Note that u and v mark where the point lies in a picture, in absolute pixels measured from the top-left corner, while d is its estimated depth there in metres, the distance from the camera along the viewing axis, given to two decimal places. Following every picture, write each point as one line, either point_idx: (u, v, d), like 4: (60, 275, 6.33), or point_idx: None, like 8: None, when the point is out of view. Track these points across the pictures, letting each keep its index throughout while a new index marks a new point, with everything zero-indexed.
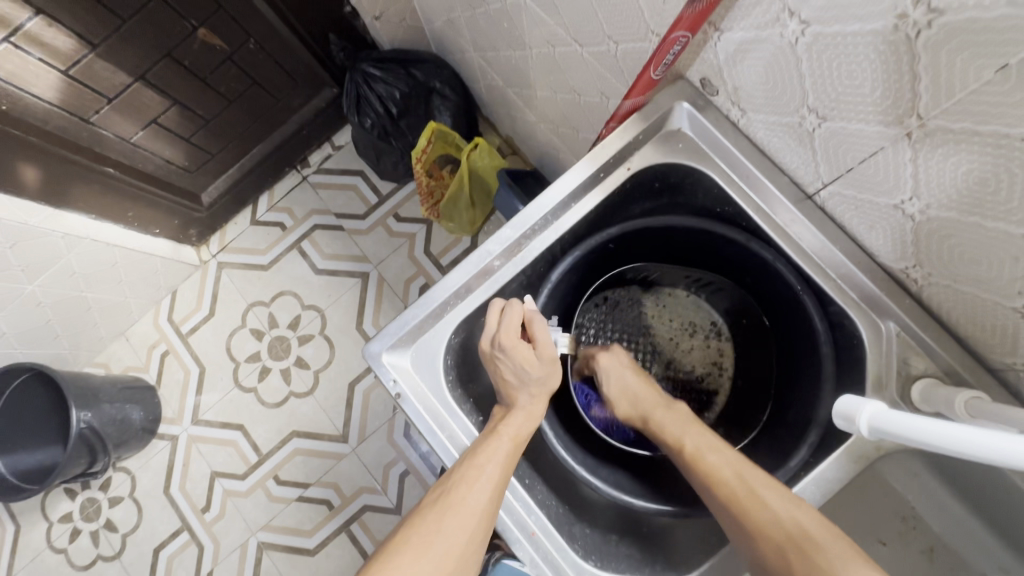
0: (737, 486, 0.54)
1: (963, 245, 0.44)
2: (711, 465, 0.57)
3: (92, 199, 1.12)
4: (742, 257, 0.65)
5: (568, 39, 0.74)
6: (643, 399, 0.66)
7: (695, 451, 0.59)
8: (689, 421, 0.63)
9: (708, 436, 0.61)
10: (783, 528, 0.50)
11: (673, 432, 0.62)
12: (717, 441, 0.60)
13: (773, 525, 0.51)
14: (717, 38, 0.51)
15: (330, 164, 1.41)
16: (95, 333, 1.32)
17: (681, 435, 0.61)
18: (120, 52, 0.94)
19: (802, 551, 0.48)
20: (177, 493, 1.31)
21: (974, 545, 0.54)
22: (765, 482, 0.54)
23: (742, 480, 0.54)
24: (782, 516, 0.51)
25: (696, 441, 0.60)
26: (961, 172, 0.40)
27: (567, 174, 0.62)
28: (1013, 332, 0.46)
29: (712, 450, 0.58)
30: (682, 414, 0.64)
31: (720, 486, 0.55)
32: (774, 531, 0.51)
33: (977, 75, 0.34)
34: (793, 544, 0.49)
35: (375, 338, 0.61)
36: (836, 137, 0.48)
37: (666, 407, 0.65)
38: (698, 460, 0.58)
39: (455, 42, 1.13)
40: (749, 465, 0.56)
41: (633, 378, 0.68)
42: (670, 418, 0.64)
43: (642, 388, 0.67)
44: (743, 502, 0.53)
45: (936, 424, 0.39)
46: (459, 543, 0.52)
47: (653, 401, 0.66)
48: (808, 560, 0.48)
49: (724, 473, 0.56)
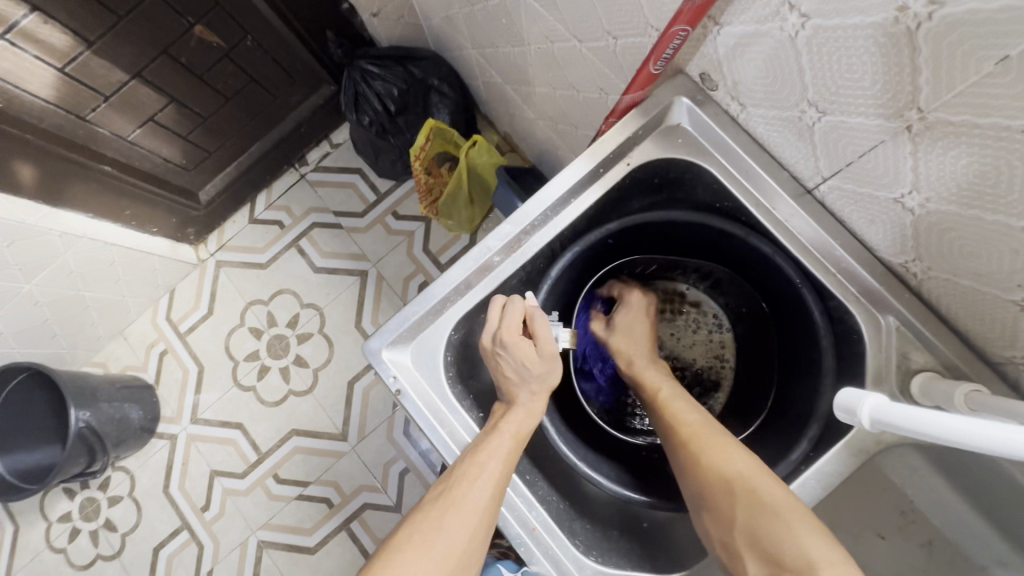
0: (698, 430, 0.59)
1: (963, 239, 0.44)
2: (678, 414, 0.62)
3: (89, 197, 1.11)
4: (742, 252, 0.65)
5: (566, 35, 0.74)
6: (637, 347, 0.71)
7: (665, 398, 0.64)
8: (667, 376, 0.68)
9: (679, 389, 0.66)
10: (734, 469, 0.53)
11: (650, 379, 0.67)
12: (686, 394, 0.65)
13: (725, 466, 0.54)
14: (716, 32, 0.51)
15: (328, 162, 1.41)
16: (93, 332, 1.32)
17: (659, 384, 0.66)
18: (117, 50, 0.94)
19: (746, 486, 0.52)
20: (176, 492, 1.31)
21: (974, 538, 0.54)
22: (723, 433, 0.58)
23: (702, 427, 0.59)
24: (733, 459, 0.54)
25: (671, 390, 0.65)
26: (962, 165, 0.40)
27: (567, 170, 0.62)
28: (1012, 325, 0.46)
29: (682, 401, 0.63)
30: (663, 370, 0.69)
31: (682, 429, 0.60)
32: (726, 470, 0.54)
33: (978, 67, 0.34)
34: (740, 481, 0.52)
35: (374, 335, 0.60)
36: (836, 131, 0.48)
37: (650, 360, 0.70)
38: (667, 405, 0.63)
39: (454, 39, 1.13)
40: (713, 421, 0.61)
41: (642, 325, 0.72)
42: (653, 368, 0.69)
43: (643, 338, 0.72)
44: (700, 442, 0.57)
45: (954, 420, 0.38)
46: (462, 540, 0.52)
47: (644, 351, 0.71)
48: (751, 493, 0.51)
49: (689, 419, 0.60)
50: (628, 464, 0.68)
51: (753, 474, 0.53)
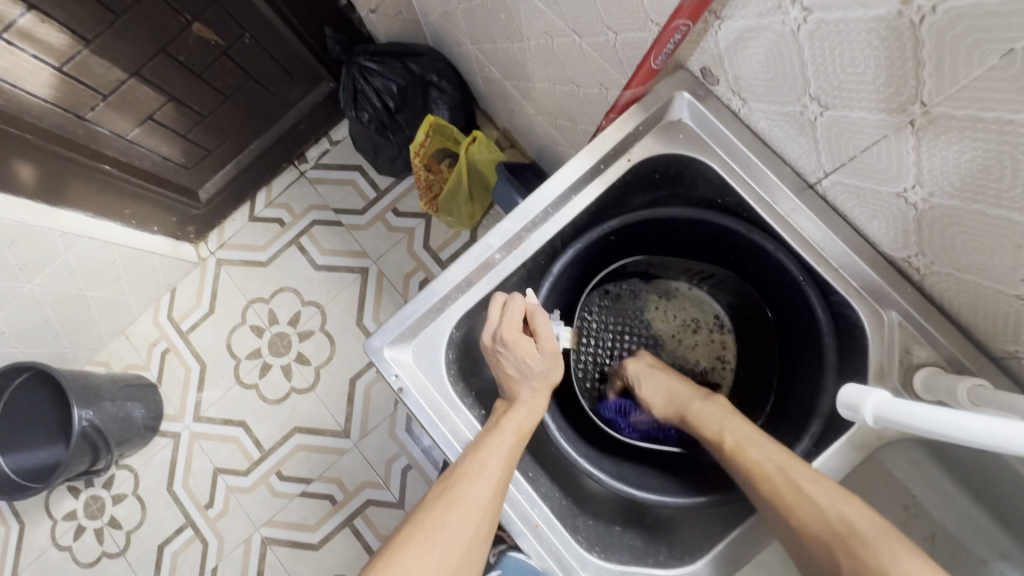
0: (778, 480, 0.54)
1: (965, 233, 0.44)
2: (753, 461, 0.57)
3: (89, 197, 1.11)
4: (744, 248, 0.65)
5: (566, 30, 0.74)
6: (678, 396, 0.69)
7: (735, 445, 0.59)
8: (727, 413, 0.63)
9: (745, 427, 0.61)
10: (829, 526, 0.49)
11: (709, 425, 0.63)
12: (756, 432, 0.60)
13: (820, 524, 0.50)
14: (718, 26, 0.51)
15: (328, 160, 1.41)
16: (95, 331, 1.32)
17: (720, 429, 0.62)
18: (115, 48, 0.94)
19: (850, 549, 0.47)
20: (180, 490, 1.31)
21: (975, 532, 0.54)
22: (812, 478, 0.53)
23: (785, 475, 0.54)
24: (830, 513, 0.50)
25: (736, 435, 0.60)
26: (965, 159, 0.40)
27: (567, 166, 0.62)
28: (1015, 320, 0.46)
29: (754, 443, 0.58)
30: (722, 407, 0.65)
31: (761, 480, 0.55)
32: (823, 531, 0.49)
33: (981, 61, 0.34)
34: (838, 541, 0.48)
35: (376, 333, 0.60)
36: (839, 126, 0.47)
37: (703, 402, 0.66)
38: (739, 454, 0.58)
39: (452, 35, 1.12)
40: (793, 458, 0.55)
41: (665, 381, 0.70)
42: (708, 410, 0.65)
43: (676, 388, 0.69)
44: (785, 496, 0.53)
45: (955, 417, 0.38)
46: (463, 538, 0.52)
47: (688, 397, 0.68)
48: (854, 556, 0.47)
49: (766, 467, 0.55)
50: (631, 462, 0.68)
51: (852, 530, 0.48)
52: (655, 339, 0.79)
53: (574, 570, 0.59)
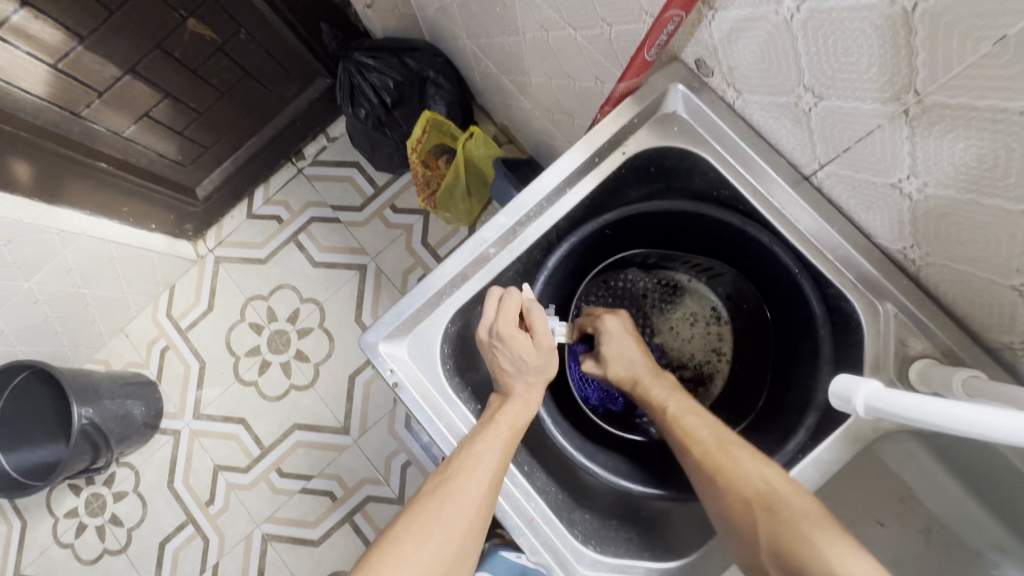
0: (713, 445, 0.57)
1: (961, 224, 0.44)
2: (692, 429, 0.60)
3: (86, 194, 1.11)
4: (740, 241, 0.64)
5: (561, 24, 0.73)
6: (636, 364, 0.67)
7: (675, 414, 0.62)
8: (675, 387, 0.65)
9: (688, 399, 0.63)
10: (752, 486, 0.53)
11: (658, 396, 0.64)
12: (698, 405, 0.63)
13: (744, 483, 0.53)
14: (711, 17, 0.50)
15: (325, 156, 1.40)
16: (94, 329, 1.32)
17: (667, 399, 0.63)
18: (109, 44, 0.93)
19: (767, 506, 0.51)
20: (181, 487, 1.31)
21: (971, 524, 0.54)
22: (742, 446, 0.57)
23: (720, 442, 0.57)
24: (755, 475, 0.54)
25: (679, 405, 0.63)
26: (960, 149, 0.39)
27: (562, 160, 0.62)
28: (1010, 311, 0.45)
29: (693, 414, 0.61)
30: (669, 380, 0.66)
31: (695, 446, 0.58)
32: (746, 489, 0.53)
33: (975, 47, 0.34)
34: (758, 498, 0.52)
35: (371, 328, 0.60)
36: (833, 116, 0.47)
37: (654, 375, 0.66)
38: (678, 421, 0.61)
39: (448, 29, 1.12)
40: (728, 430, 0.59)
41: (632, 348, 0.67)
42: (656, 381, 0.65)
43: (639, 357, 0.67)
44: (716, 458, 0.56)
45: (953, 407, 0.38)
46: (459, 530, 0.52)
47: (645, 369, 0.67)
48: (771, 511, 0.51)
49: (703, 435, 0.59)
50: (627, 455, 0.68)
51: (773, 490, 0.52)
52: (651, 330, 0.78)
53: (569, 564, 0.59)
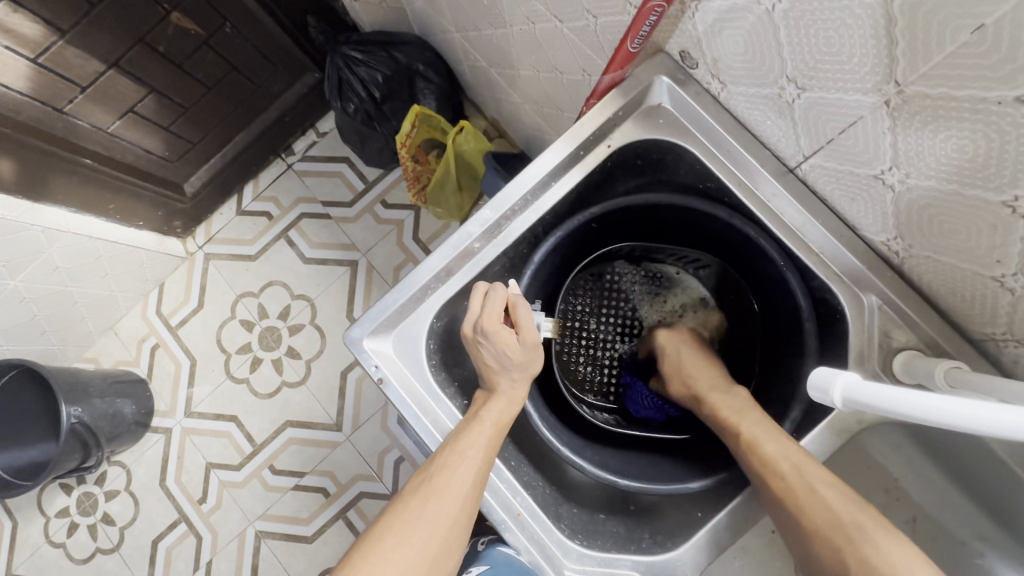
0: (794, 478, 0.52)
1: (943, 216, 0.44)
2: (770, 457, 0.54)
3: (71, 191, 1.09)
4: (727, 234, 0.64)
5: (547, 16, 0.73)
6: (701, 380, 0.67)
7: (752, 437, 0.56)
8: (748, 406, 0.61)
9: (764, 421, 0.58)
10: (843, 532, 0.48)
11: (726, 412, 0.61)
12: (774, 425, 0.57)
13: (832, 525, 0.48)
14: (695, 8, 0.50)
15: (315, 152, 1.39)
16: (82, 328, 1.31)
17: (738, 417, 0.59)
18: (91, 38, 0.92)
19: (858, 555, 0.46)
20: (173, 485, 1.31)
21: (956, 515, 0.54)
22: (827, 480, 0.51)
23: (801, 473, 0.52)
24: (843, 518, 0.48)
25: (753, 426, 0.57)
26: (941, 140, 0.39)
27: (547, 153, 0.61)
28: (993, 301, 0.45)
29: (771, 438, 0.55)
30: (744, 398, 0.62)
31: (774, 477, 0.53)
32: (834, 534, 0.48)
33: (954, 37, 0.33)
34: (848, 545, 0.47)
35: (355, 324, 0.60)
36: (816, 107, 0.47)
37: (725, 390, 0.64)
38: (755, 447, 0.56)
39: (437, 22, 1.11)
40: (810, 458, 0.53)
41: (697, 364, 0.69)
42: (728, 397, 0.63)
43: (703, 371, 0.68)
44: (798, 493, 0.51)
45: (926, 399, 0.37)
46: (443, 527, 0.52)
47: (710, 382, 0.66)
48: (863, 561, 0.46)
49: (781, 464, 0.53)
50: (613, 450, 0.69)
51: (865, 535, 0.47)
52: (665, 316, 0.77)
53: (556, 559, 0.59)
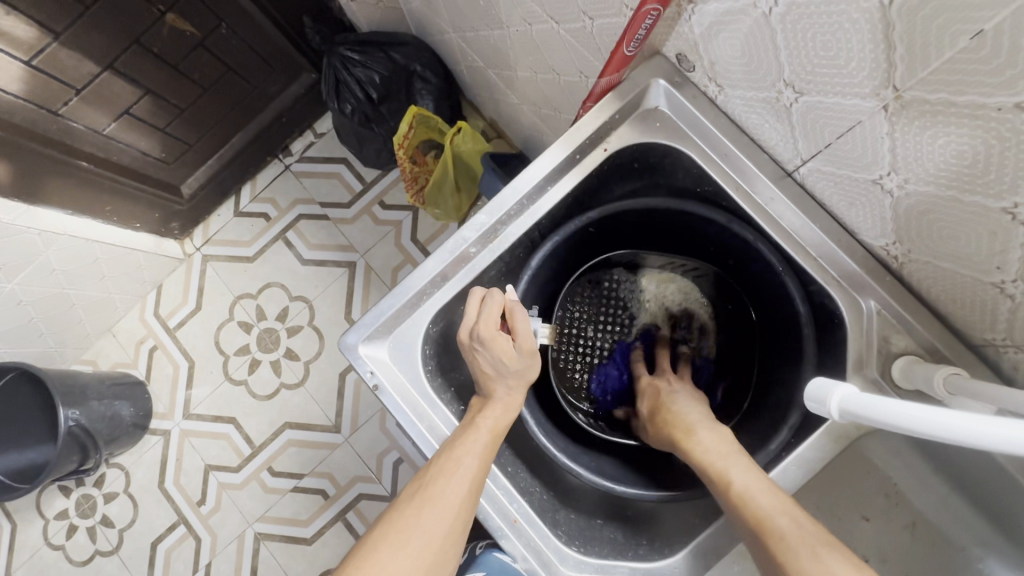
0: (791, 535, 0.45)
1: (942, 222, 0.43)
2: (762, 512, 0.48)
3: (66, 193, 1.09)
4: (724, 237, 0.64)
5: (544, 17, 0.72)
6: (689, 415, 0.62)
7: (740, 487, 0.51)
8: (734, 450, 0.56)
9: (753, 471, 0.53)
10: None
11: (711, 455, 0.56)
12: (763, 477, 0.52)
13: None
14: (691, 10, 0.49)
15: (313, 153, 1.38)
16: (80, 330, 1.31)
17: (724, 463, 0.54)
18: (85, 41, 0.91)
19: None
20: (171, 487, 1.31)
21: (955, 520, 0.54)
22: (831, 542, 0.44)
23: (798, 530, 0.46)
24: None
25: (742, 474, 0.52)
26: (939, 145, 0.39)
27: (543, 157, 0.60)
28: (992, 308, 0.45)
29: (762, 491, 0.50)
30: (728, 441, 0.57)
31: (767, 532, 0.47)
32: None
33: (953, 42, 0.33)
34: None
35: (351, 330, 0.60)
36: (814, 111, 0.46)
37: (710, 429, 0.60)
38: (744, 501, 0.50)
39: (434, 23, 1.10)
40: (808, 517, 0.47)
41: (687, 400, 0.66)
42: (713, 438, 0.58)
43: (692, 408, 0.64)
44: (798, 557, 0.44)
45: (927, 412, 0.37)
46: (438, 536, 0.51)
47: (695, 420, 0.62)
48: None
49: (776, 520, 0.47)
50: (610, 455, 0.69)
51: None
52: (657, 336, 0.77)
53: (553, 565, 0.59)
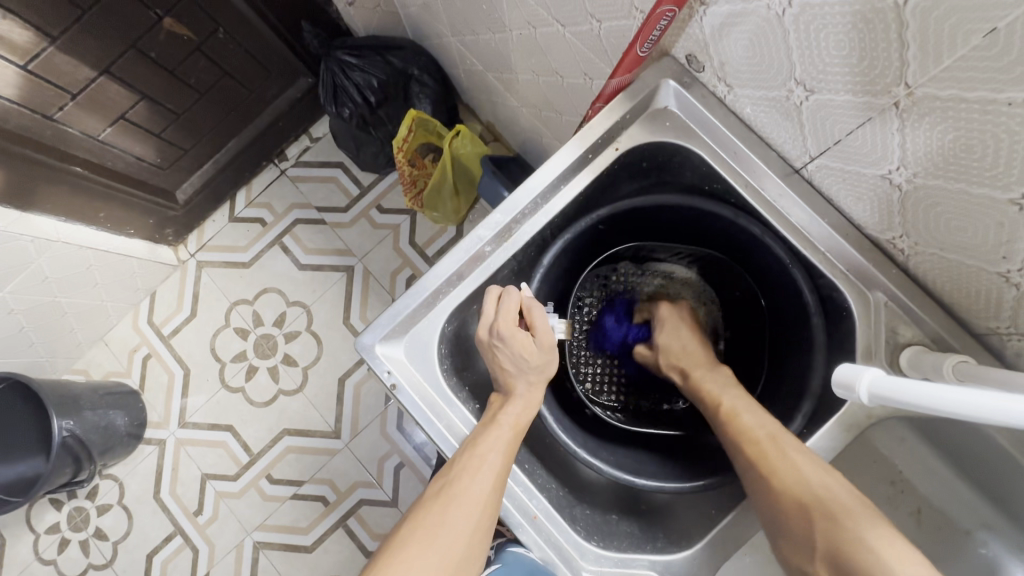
0: (766, 444, 0.56)
1: (947, 213, 0.45)
2: (746, 427, 0.58)
3: (60, 200, 1.07)
4: (732, 233, 0.65)
5: (549, 20, 0.73)
6: (693, 356, 0.71)
7: (732, 409, 0.61)
8: (729, 384, 0.66)
9: (742, 397, 0.63)
10: (808, 490, 0.51)
11: (711, 389, 0.65)
12: (753, 402, 0.62)
13: (798, 486, 0.51)
14: (703, 12, 0.51)
15: (309, 157, 1.38)
16: (72, 339, 1.28)
17: (720, 393, 0.64)
18: (82, 44, 0.90)
19: (825, 511, 0.49)
20: (167, 498, 1.29)
21: (963, 505, 0.55)
22: (799, 449, 0.54)
23: (776, 443, 0.55)
24: (810, 480, 0.51)
25: (734, 399, 0.63)
26: (947, 139, 0.40)
27: (556, 157, 0.62)
28: (997, 297, 0.47)
29: (749, 411, 0.60)
30: (726, 377, 0.67)
31: (747, 442, 0.57)
32: (803, 492, 0.51)
33: (965, 40, 0.34)
34: (814, 502, 0.50)
35: (366, 331, 0.60)
36: (823, 110, 0.48)
37: (709, 368, 0.69)
38: (733, 419, 0.60)
39: (433, 27, 1.11)
40: (785, 432, 0.57)
41: (688, 339, 0.73)
42: (714, 377, 0.67)
43: (692, 348, 0.72)
44: (771, 461, 0.54)
45: (968, 394, 0.37)
46: (464, 534, 0.52)
47: (695, 360, 0.70)
48: (830, 517, 0.48)
49: (757, 434, 0.57)
50: (625, 448, 0.69)
51: (829, 493, 0.50)
52: (670, 287, 0.79)
53: (574, 561, 0.60)
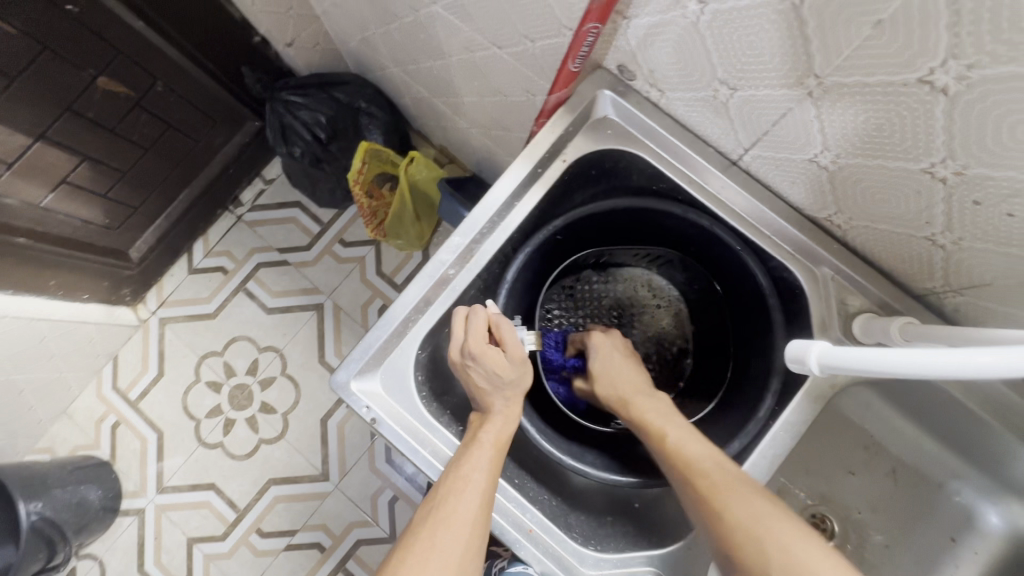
0: (717, 477, 0.55)
1: (872, 187, 0.48)
2: (694, 458, 0.57)
3: (5, 273, 1.03)
4: (684, 228, 0.68)
5: (485, 43, 0.75)
6: (629, 384, 0.67)
7: (676, 441, 0.60)
8: (670, 412, 0.64)
9: (685, 427, 0.62)
10: (761, 524, 0.51)
11: (653, 417, 0.63)
12: (693, 430, 0.61)
13: (751, 519, 0.51)
14: (627, 25, 0.53)
15: (264, 200, 1.37)
16: (32, 418, 1.22)
17: (664, 423, 0.62)
18: (14, 111, 0.87)
19: (778, 543, 0.50)
20: (153, 569, 1.23)
21: (935, 461, 0.59)
22: (743, 478, 0.55)
23: (723, 472, 0.55)
24: (759, 512, 0.52)
25: (678, 431, 0.61)
26: (860, 119, 0.43)
27: (506, 177, 0.64)
28: (929, 260, 0.50)
29: (694, 441, 0.59)
30: (665, 406, 0.65)
31: (698, 475, 0.56)
32: (754, 527, 0.51)
33: (858, 32, 0.38)
34: (768, 539, 0.50)
35: (340, 368, 0.60)
36: (748, 104, 0.51)
37: (648, 394, 0.66)
38: (680, 452, 0.59)
39: (374, 60, 1.12)
40: (728, 459, 0.58)
41: (625, 368, 0.69)
42: (652, 404, 0.65)
43: (627, 375, 0.69)
44: (720, 493, 0.54)
45: (904, 354, 0.40)
46: (456, 556, 0.52)
47: (633, 385, 0.67)
48: (783, 547, 0.49)
49: (704, 464, 0.56)
50: (608, 452, 0.70)
51: (775, 528, 0.51)
52: (635, 288, 0.81)
53: (574, 568, 0.60)
